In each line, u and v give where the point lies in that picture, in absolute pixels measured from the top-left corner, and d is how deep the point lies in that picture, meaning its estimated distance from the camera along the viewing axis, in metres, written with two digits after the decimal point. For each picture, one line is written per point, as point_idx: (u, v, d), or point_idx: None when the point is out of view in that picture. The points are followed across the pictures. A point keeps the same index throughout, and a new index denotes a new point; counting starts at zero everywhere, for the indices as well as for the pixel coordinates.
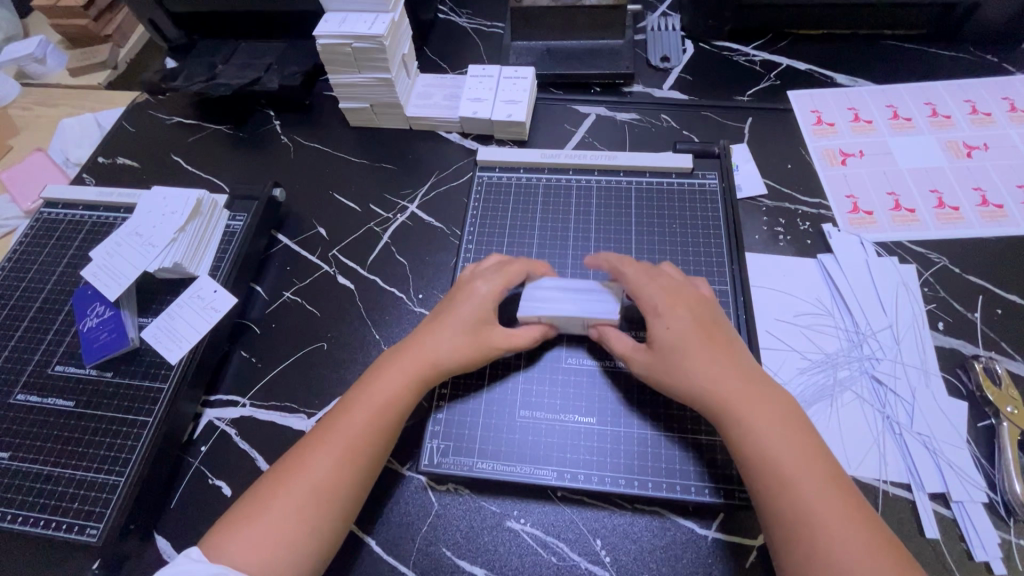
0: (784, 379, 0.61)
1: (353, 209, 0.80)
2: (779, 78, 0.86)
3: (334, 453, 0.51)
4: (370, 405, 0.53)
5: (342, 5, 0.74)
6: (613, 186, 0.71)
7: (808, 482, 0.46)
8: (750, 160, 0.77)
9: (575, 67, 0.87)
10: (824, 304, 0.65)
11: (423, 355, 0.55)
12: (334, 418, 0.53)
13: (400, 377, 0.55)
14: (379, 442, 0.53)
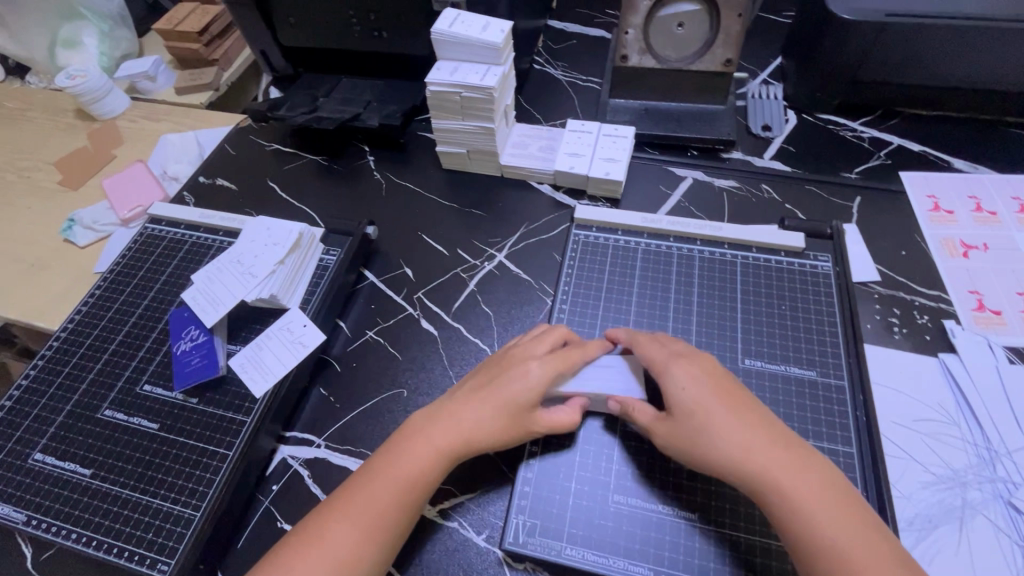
0: (905, 493, 0.55)
1: (441, 252, 0.79)
2: (890, 158, 0.82)
3: (339, 540, 0.49)
4: (375, 487, 0.51)
5: (455, 55, 0.76)
6: (717, 258, 0.68)
7: (859, 537, 0.44)
8: (860, 243, 0.73)
9: (675, 129, 0.86)
10: (950, 412, 0.59)
11: (437, 428, 0.54)
12: (339, 502, 0.51)
13: (410, 455, 0.53)
14: (393, 524, 0.50)
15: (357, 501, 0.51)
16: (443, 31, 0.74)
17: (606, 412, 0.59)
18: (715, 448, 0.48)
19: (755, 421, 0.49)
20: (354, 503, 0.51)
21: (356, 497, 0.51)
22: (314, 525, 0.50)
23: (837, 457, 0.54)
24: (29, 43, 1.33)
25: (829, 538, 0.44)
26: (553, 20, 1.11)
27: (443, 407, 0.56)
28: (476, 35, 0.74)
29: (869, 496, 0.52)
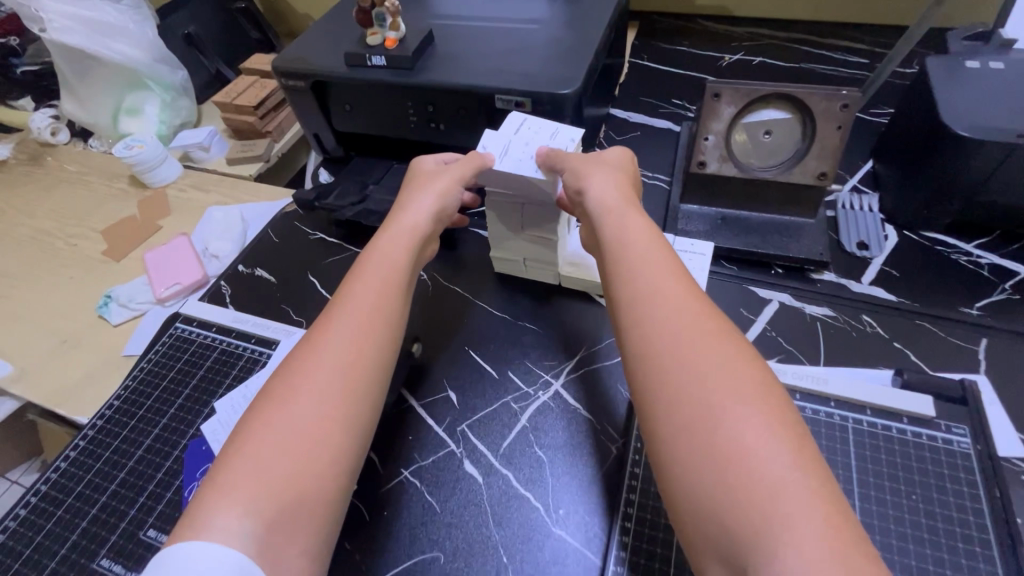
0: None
1: (490, 373, 0.70)
2: (1017, 292, 0.70)
3: (299, 405, 0.49)
4: (321, 360, 0.52)
5: None
6: (825, 419, 0.57)
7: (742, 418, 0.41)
8: (996, 403, 0.60)
9: (756, 243, 0.77)
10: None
11: (369, 298, 0.56)
12: (291, 377, 0.51)
13: (349, 326, 0.54)
14: (354, 395, 0.51)
15: (309, 374, 0.51)
16: (506, 133, 0.69)
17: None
18: (646, 282, 0.51)
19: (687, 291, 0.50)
20: (305, 380, 0.50)
21: (305, 372, 0.51)
22: (273, 395, 0.50)
23: None
24: (94, 109, 1.36)
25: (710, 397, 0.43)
26: (615, 108, 1.06)
27: (366, 281, 0.58)
28: (543, 143, 0.68)
29: None
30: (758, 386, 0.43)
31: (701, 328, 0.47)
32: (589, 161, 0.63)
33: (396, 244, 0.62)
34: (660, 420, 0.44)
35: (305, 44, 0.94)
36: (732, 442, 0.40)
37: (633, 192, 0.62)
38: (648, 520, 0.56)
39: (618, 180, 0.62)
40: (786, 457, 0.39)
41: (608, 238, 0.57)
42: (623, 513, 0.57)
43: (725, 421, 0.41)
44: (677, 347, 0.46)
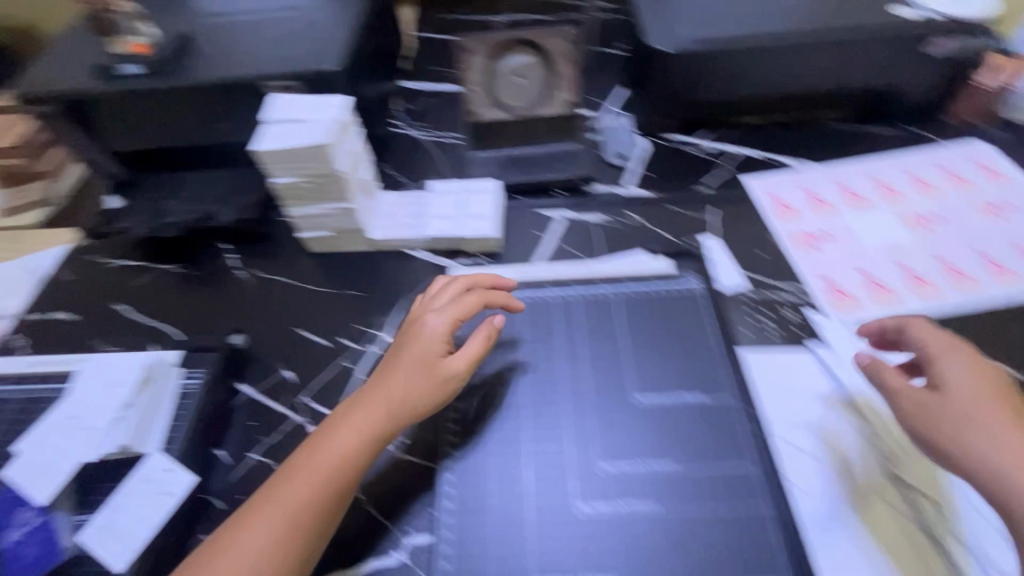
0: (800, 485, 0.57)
1: (321, 344, 0.74)
2: (733, 167, 0.88)
3: (305, 517, 0.53)
4: (318, 472, 0.54)
5: (284, 121, 0.70)
6: (595, 297, 0.69)
7: (985, 419, 0.50)
8: (722, 253, 0.76)
9: (537, 173, 0.88)
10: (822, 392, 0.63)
11: (368, 414, 0.57)
12: (273, 487, 0.54)
13: (345, 439, 0.56)
14: (336, 505, 0.54)
15: (294, 488, 0.54)
16: (274, 119, 0.71)
17: (516, 483, 0.59)
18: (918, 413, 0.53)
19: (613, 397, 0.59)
20: (296, 492, 0.53)
21: (293, 483, 0.54)
22: (241, 519, 0.53)
23: (736, 468, 0.58)
24: None
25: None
26: (405, 79, 1.11)
27: (387, 383, 0.59)
28: (310, 117, 0.70)
29: (774, 502, 0.56)
30: (993, 408, 0.51)
31: (974, 381, 0.53)
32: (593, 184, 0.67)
33: (403, 366, 0.60)
34: (903, 418, 0.54)
35: (46, 64, 0.86)
36: (953, 417, 0.51)
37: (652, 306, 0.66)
38: (470, 419, 0.63)
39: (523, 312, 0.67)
40: (1003, 430, 0.49)
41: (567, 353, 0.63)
42: (445, 424, 0.63)
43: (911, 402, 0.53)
44: (953, 431, 0.51)
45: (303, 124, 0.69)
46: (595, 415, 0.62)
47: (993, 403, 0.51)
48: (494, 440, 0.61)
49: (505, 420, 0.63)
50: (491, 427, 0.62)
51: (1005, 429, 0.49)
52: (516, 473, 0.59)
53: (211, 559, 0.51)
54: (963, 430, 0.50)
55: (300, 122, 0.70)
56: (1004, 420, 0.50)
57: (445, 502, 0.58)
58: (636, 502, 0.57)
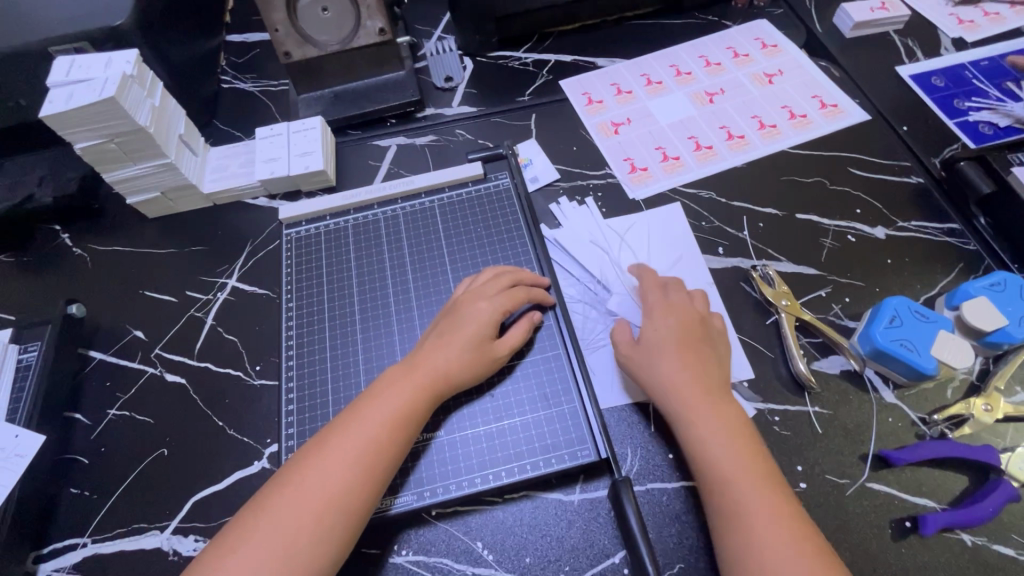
0: (580, 326, 0.68)
1: (169, 301, 0.76)
2: (551, 73, 0.94)
3: (313, 515, 0.50)
4: (361, 449, 0.53)
5: (71, 83, 0.68)
6: (417, 209, 0.76)
7: (705, 410, 0.55)
8: (539, 153, 0.83)
9: (365, 105, 0.90)
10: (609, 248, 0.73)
11: (403, 396, 0.56)
12: (305, 462, 0.53)
13: (390, 409, 0.55)
14: (360, 504, 0.52)
15: (323, 476, 0.51)
16: (61, 82, 0.68)
17: (350, 385, 0.65)
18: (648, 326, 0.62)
19: (485, 353, 0.60)
20: (325, 480, 0.51)
21: (320, 470, 0.52)
22: (246, 515, 0.51)
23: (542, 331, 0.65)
24: None
25: (681, 409, 0.56)
26: (231, 35, 1.07)
27: (374, 398, 0.56)
28: (100, 74, 0.69)
29: (567, 352, 0.64)
30: (719, 398, 0.56)
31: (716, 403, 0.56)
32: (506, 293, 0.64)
33: (415, 365, 0.59)
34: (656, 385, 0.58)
35: None
36: (694, 414, 0.55)
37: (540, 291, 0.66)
38: (310, 335, 0.69)
39: (497, 304, 0.62)
40: (728, 438, 0.54)
41: (453, 315, 0.62)
42: (287, 342, 0.68)
43: (666, 390, 0.57)
44: (686, 411, 0.56)
45: (91, 82, 0.68)
46: (419, 310, 0.68)
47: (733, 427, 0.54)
48: (330, 348, 0.67)
49: (342, 331, 0.68)
50: (327, 337, 0.68)
51: (720, 433, 0.54)
52: (349, 376, 0.65)
53: (242, 535, 0.49)
54: (706, 404, 0.55)
55: (87, 81, 0.68)
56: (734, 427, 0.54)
57: (289, 413, 0.64)
58: (575, 420, 0.60)
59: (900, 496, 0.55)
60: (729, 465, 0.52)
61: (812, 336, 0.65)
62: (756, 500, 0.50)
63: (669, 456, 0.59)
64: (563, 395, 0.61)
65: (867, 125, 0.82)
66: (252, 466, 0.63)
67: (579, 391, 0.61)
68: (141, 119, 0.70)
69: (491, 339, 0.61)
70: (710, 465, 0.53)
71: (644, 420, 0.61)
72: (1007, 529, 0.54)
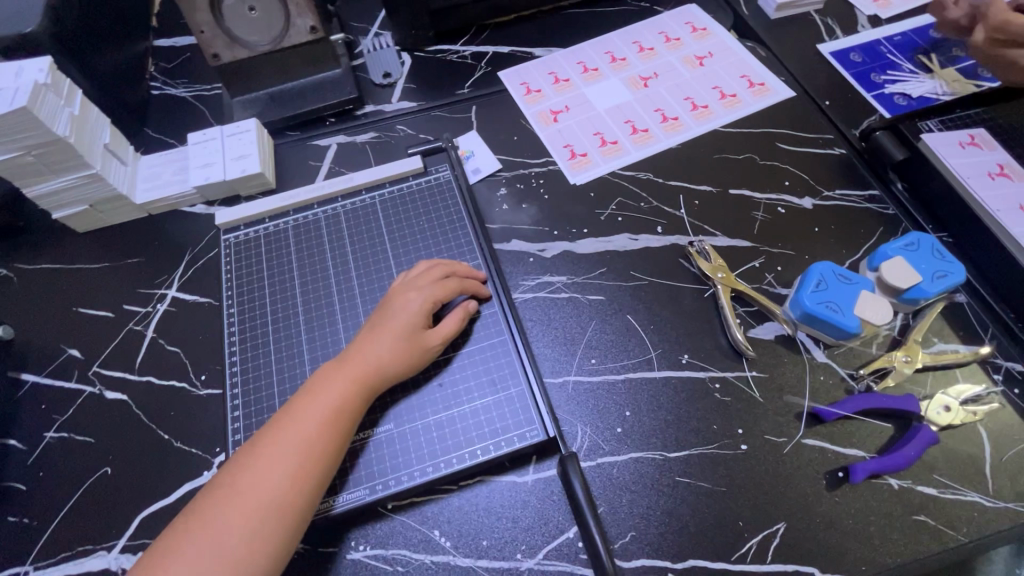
0: (528, 311, 0.68)
1: (105, 316, 0.73)
2: (489, 65, 0.94)
3: (245, 515, 0.50)
4: (292, 447, 0.53)
5: None
6: (359, 206, 0.75)
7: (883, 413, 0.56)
8: (481, 144, 0.84)
9: (301, 105, 0.88)
10: (554, 232, 0.74)
11: (338, 392, 0.57)
12: (242, 465, 0.53)
13: (324, 406, 0.56)
14: (298, 503, 0.52)
15: (254, 478, 0.51)
16: None
17: (298, 386, 0.64)
18: None
19: (419, 343, 0.61)
20: (256, 482, 0.51)
21: (252, 472, 0.52)
22: (185, 521, 0.51)
23: (486, 319, 0.66)
24: None
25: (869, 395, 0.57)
26: (159, 39, 1.04)
27: (309, 396, 0.57)
28: (10, 84, 0.65)
29: (514, 339, 0.65)
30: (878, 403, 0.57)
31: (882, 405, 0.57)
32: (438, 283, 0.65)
33: (349, 361, 0.59)
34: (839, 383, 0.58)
35: None
36: None
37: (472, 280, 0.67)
38: (252, 341, 0.67)
39: (428, 295, 0.63)
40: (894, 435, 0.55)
41: (385, 309, 0.63)
42: (230, 349, 0.67)
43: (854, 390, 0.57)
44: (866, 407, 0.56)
45: (1, 93, 0.64)
46: (365, 307, 0.68)
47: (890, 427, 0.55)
48: (275, 351, 0.66)
49: (287, 335, 0.67)
50: (272, 341, 0.67)
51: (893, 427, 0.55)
52: (297, 377, 0.65)
53: (179, 543, 0.49)
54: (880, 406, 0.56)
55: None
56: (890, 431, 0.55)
57: (236, 419, 0.63)
58: (524, 403, 0.61)
59: (832, 449, 0.59)
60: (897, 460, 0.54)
61: (748, 305, 0.67)
62: None
63: (617, 430, 0.61)
64: (510, 379, 0.62)
65: (793, 102, 0.85)
66: (200, 477, 0.61)
67: (526, 374, 0.62)
68: (60, 130, 0.67)
69: (424, 330, 0.62)
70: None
71: (592, 398, 0.62)
72: (930, 471, 0.57)
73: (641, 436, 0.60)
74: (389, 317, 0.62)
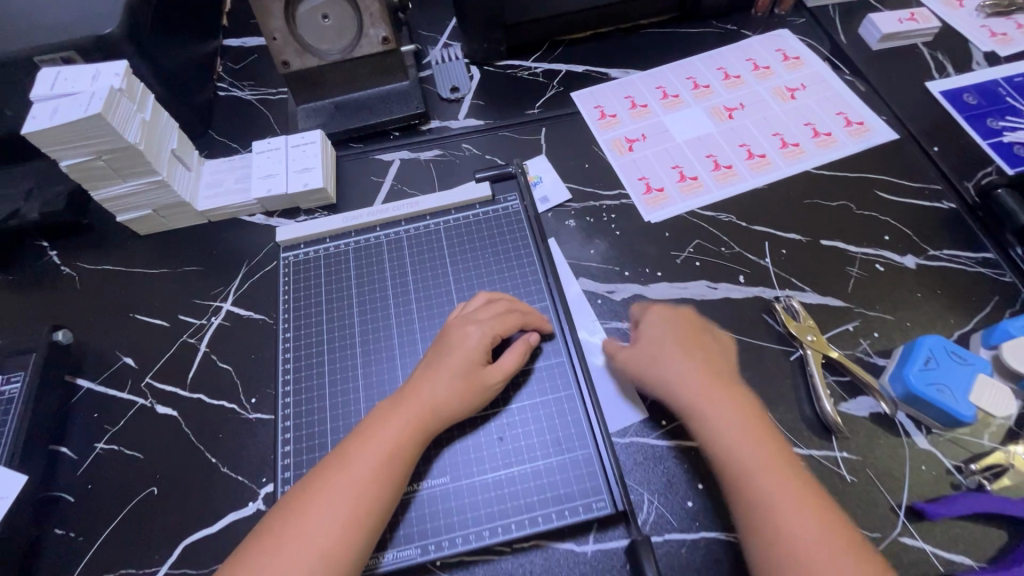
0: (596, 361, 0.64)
1: (161, 325, 0.72)
2: (562, 85, 0.90)
3: (294, 570, 0.47)
4: (344, 497, 0.50)
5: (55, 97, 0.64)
6: (422, 231, 0.72)
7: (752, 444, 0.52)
8: (550, 170, 0.79)
9: (367, 117, 0.86)
10: (626, 273, 0.70)
11: (392, 436, 0.53)
12: (292, 513, 0.50)
13: (379, 452, 0.52)
14: (349, 556, 0.49)
15: (305, 528, 0.49)
16: (45, 96, 0.64)
17: (351, 421, 0.61)
18: None
19: (477, 382, 0.57)
20: (306, 533, 0.48)
21: (302, 522, 0.49)
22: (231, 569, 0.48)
23: (551, 370, 0.62)
24: None
25: (692, 400, 0.55)
26: (228, 39, 1.03)
27: (363, 438, 0.54)
28: (87, 88, 0.65)
29: (581, 393, 0.60)
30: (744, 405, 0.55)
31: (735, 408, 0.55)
32: (499, 318, 0.60)
33: (405, 402, 0.56)
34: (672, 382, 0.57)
35: None
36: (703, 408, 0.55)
37: (535, 316, 0.63)
38: (304, 368, 0.65)
39: (488, 330, 0.59)
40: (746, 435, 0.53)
41: (442, 343, 0.59)
42: (282, 374, 0.65)
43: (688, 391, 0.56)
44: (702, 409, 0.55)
45: (78, 97, 0.64)
46: (423, 341, 0.65)
47: (760, 436, 0.53)
48: (328, 380, 0.64)
49: (342, 365, 0.64)
50: (326, 369, 0.64)
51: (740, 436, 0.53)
52: (349, 411, 0.62)
53: None
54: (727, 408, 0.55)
55: (74, 95, 0.64)
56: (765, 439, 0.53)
57: (285, 449, 0.61)
58: (589, 468, 0.56)
59: (935, 554, 0.52)
60: (755, 457, 0.51)
61: (840, 375, 0.61)
62: (785, 483, 0.50)
63: (689, 505, 0.55)
64: (577, 441, 0.57)
65: (895, 145, 0.78)
66: (246, 509, 0.59)
67: (594, 436, 0.58)
68: (132, 137, 0.66)
69: (483, 367, 0.58)
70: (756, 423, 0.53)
71: (663, 467, 0.57)
72: None
73: (716, 515, 0.55)
74: (446, 352, 0.58)
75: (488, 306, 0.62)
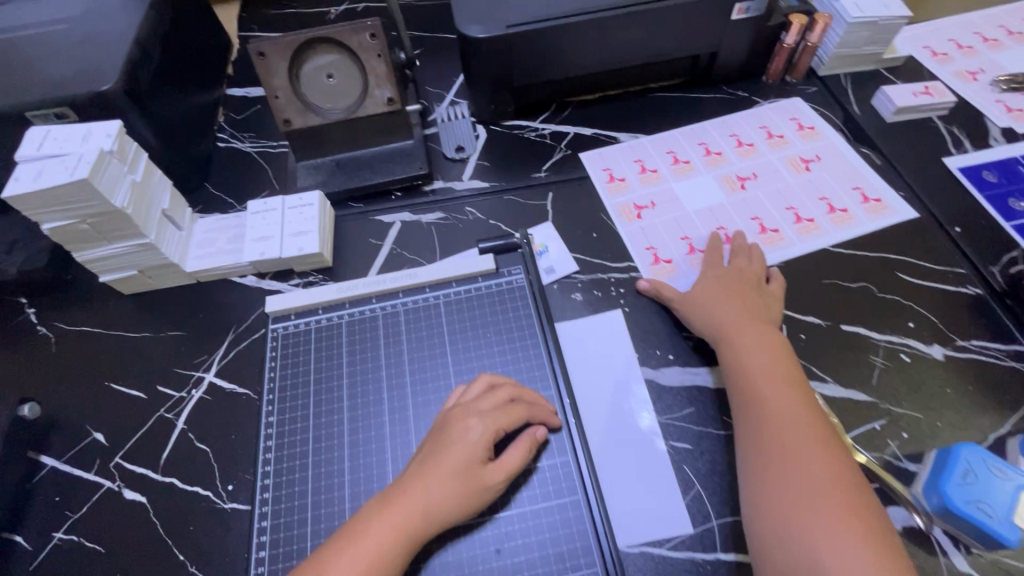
0: (603, 457, 0.59)
1: (137, 396, 0.67)
2: (570, 148, 0.87)
3: None
4: None
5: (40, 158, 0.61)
6: (420, 305, 0.68)
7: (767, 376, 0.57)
8: (555, 238, 0.76)
9: (368, 176, 0.83)
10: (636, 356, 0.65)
11: (375, 547, 0.48)
12: None
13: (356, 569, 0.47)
14: None
15: None
16: (30, 157, 0.61)
17: (334, 522, 0.56)
18: None
19: (477, 482, 0.52)
20: None
21: None
22: None
23: (556, 472, 0.57)
24: None
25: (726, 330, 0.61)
26: (232, 88, 1.01)
27: (340, 549, 0.48)
28: (75, 150, 0.62)
29: (587, 500, 0.55)
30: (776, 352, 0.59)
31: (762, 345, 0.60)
32: (503, 410, 0.56)
33: (392, 506, 0.50)
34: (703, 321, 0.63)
35: None
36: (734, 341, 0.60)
37: (541, 407, 0.58)
38: (286, 455, 0.60)
39: (490, 424, 0.54)
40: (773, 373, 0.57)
41: (439, 434, 0.55)
42: (262, 461, 0.60)
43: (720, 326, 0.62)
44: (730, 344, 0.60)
45: (65, 159, 0.61)
46: (416, 429, 0.60)
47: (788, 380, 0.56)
48: (312, 470, 0.59)
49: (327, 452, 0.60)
50: (310, 457, 0.59)
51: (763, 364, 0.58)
52: (333, 508, 0.56)
53: None
54: (759, 345, 0.60)
55: (60, 157, 0.61)
56: (785, 383, 0.56)
57: (259, 551, 0.55)
58: None
59: None
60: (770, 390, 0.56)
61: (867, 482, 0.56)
62: (803, 428, 0.53)
63: None
64: (583, 558, 0.52)
65: (915, 224, 0.75)
66: None
67: (602, 552, 0.53)
68: (118, 200, 0.63)
69: (485, 465, 0.53)
70: (746, 384, 0.57)
71: None
72: None
73: None
74: (443, 446, 0.53)
75: (491, 395, 0.57)
